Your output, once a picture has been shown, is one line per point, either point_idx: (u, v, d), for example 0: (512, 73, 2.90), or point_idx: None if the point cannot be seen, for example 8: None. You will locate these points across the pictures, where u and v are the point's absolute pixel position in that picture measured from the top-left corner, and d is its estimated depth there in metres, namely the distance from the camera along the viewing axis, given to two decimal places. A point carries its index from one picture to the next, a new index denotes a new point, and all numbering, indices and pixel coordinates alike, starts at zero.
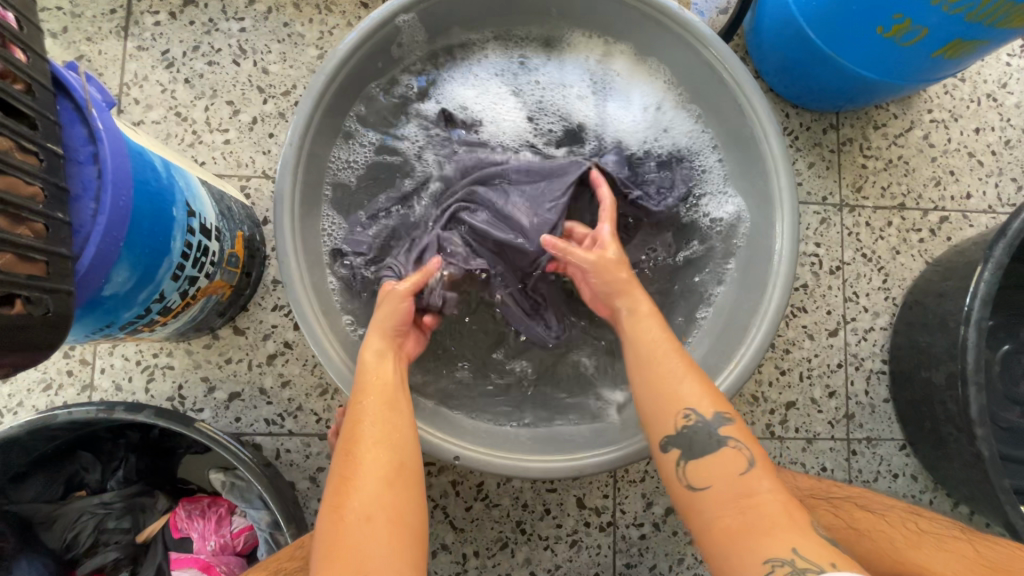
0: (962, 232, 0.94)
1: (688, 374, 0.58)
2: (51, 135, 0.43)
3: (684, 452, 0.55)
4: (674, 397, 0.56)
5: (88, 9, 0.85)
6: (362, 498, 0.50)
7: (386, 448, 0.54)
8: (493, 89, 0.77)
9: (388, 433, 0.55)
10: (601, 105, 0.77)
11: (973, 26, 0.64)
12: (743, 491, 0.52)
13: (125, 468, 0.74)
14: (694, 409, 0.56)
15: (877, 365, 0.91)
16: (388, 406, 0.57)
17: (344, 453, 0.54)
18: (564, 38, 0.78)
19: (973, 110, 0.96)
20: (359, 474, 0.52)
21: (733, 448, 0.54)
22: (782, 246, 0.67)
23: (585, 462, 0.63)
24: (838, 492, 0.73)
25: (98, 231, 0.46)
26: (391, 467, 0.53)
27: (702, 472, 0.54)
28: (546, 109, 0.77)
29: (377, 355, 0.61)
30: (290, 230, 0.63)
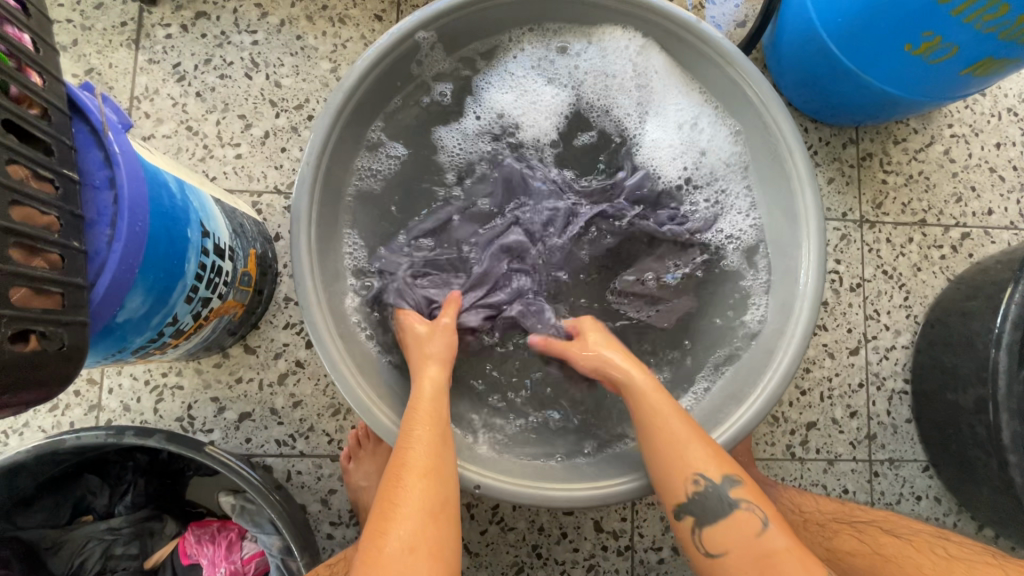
0: (983, 248, 0.93)
1: (695, 438, 0.59)
2: (67, 161, 0.42)
3: (697, 519, 0.56)
4: (685, 462, 0.57)
5: (98, 21, 0.84)
6: (407, 529, 0.51)
7: (434, 481, 0.54)
8: (531, 86, 0.75)
9: (437, 466, 0.55)
10: (639, 106, 0.75)
11: (1005, 44, 0.63)
12: (760, 553, 0.53)
13: (134, 493, 0.72)
14: (703, 474, 0.57)
15: (899, 384, 0.90)
16: (440, 439, 0.58)
17: (391, 479, 0.55)
18: (594, 35, 0.73)
19: (994, 125, 0.94)
20: (404, 503, 0.53)
21: (746, 511, 0.55)
22: (808, 266, 0.66)
23: (608, 490, 0.62)
24: (862, 516, 0.70)
25: (113, 259, 0.45)
26: (436, 501, 0.54)
27: (716, 537, 0.56)
28: (593, 108, 0.76)
29: (436, 388, 0.62)
30: (306, 249, 0.62)
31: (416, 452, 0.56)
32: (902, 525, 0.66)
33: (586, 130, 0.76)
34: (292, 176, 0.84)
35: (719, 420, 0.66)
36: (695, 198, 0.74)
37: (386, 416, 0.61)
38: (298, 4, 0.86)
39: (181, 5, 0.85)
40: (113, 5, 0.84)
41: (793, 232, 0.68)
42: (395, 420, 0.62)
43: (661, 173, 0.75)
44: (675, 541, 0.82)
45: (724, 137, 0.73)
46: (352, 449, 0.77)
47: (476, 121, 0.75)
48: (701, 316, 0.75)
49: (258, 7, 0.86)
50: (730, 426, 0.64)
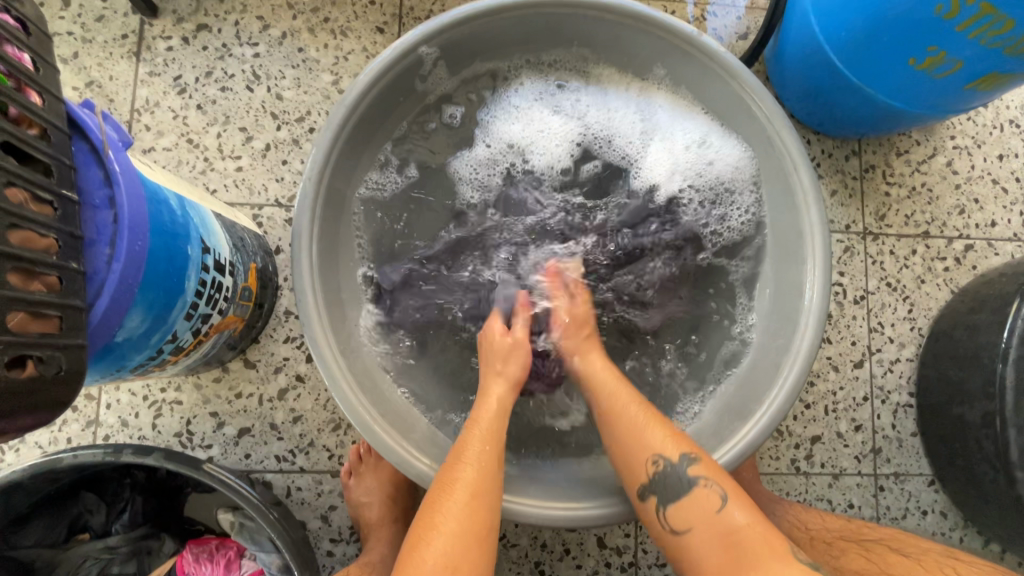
0: (987, 260, 0.92)
1: (653, 421, 0.60)
2: (67, 180, 0.41)
3: (662, 501, 0.56)
4: (643, 445, 0.58)
5: (99, 34, 0.83)
6: (450, 545, 0.50)
7: (484, 500, 0.54)
8: (536, 116, 0.76)
9: (488, 486, 0.55)
10: (642, 133, 0.76)
11: (1010, 60, 0.62)
12: (723, 527, 0.53)
13: (131, 511, 0.71)
14: (661, 455, 0.57)
15: (904, 398, 0.89)
16: (495, 460, 0.57)
17: (438, 493, 0.54)
18: (592, 70, 0.76)
19: (996, 137, 0.94)
20: (449, 517, 0.52)
21: (705, 487, 0.55)
22: (814, 282, 0.65)
23: (582, 513, 0.60)
24: (870, 534, 0.69)
25: (113, 279, 0.44)
26: (484, 522, 0.53)
27: (682, 516, 0.55)
28: (598, 138, 0.76)
29: (500, 406, 0.62)
30: (308, 266, 0.61)
31: (472, 469, 0.55)
32: (911, 544, 0.65)
33: (589, 155, 0.76)
34: (293, 189, 0.83)
35: (725, 436, 0.66)
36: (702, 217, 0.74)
37: (388, 435, 0.60)
38: (299, 17, 0.86)
39: (182, 17, 0.85)
40: (113, 17, 0.84)
41: (798, 248, 0.68)
42: (398, 438, 0.61)
43: (670, 195, 0.74)
44: None
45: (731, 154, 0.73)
46: (352, 465, 0.76)
47: (488, 151, 0.75)
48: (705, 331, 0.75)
49: (259, 19, 0.85)
50: (738, 441, 0.63)
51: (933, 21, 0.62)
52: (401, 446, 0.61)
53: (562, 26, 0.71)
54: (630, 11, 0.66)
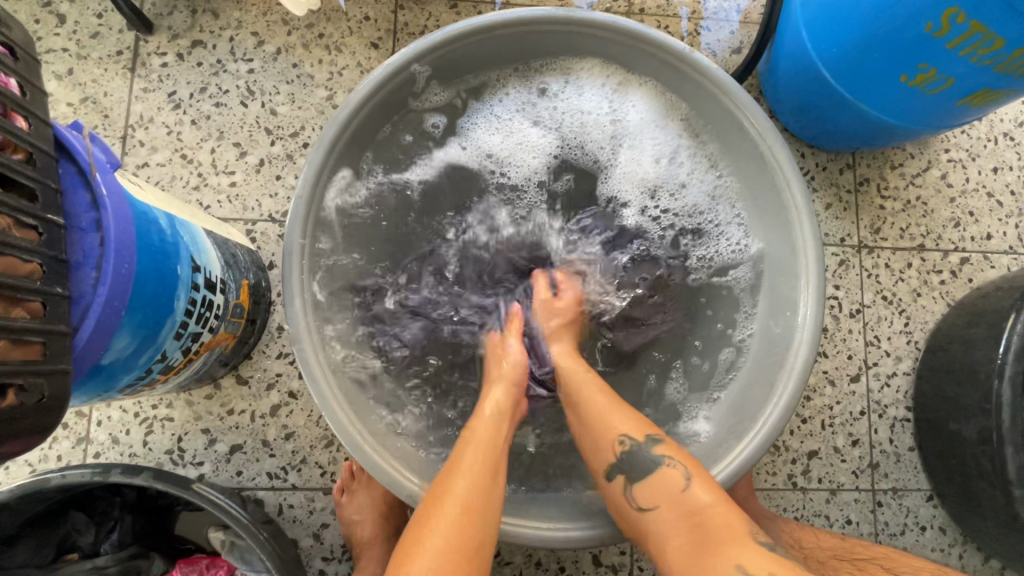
0: (983, 273, 0.92)
1: (610, 410, 0.61)
2: (53, 205, 0.41)
3: (627, 476, 0.57)
4: (607, 425, 0.60)
5: (94, 50, 0.84)
6: (448, 523, 0.51)
7: (480, 478, 0.54)
8: (516, 128, 0.76)
9: (483, 500, 0.53)
10: (612, 140, 0.76)
11: (1001, 77, 0.62)
12: (687, 505, 0.54)
13: (120, 531, 0.70)
14: (624, 437, 0.59)
15: (901, 412, 0.88)
16: (494, 442, 0.59)
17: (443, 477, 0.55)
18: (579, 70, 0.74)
19: (990, 150, 0.94)
20: (449, 498, 0.53)
21: (668, 468, 0.56)
22: (807, 299, 0.65)
23: (550, 535, 0.60)
24: (862, 554, 0.67)
25: (98, 302, 0.44)
26: (484, 499, 0.53)
27: (646, 492, 0.56)
28: (572, 145, 0.76)
29: (498, 412, 0.62)
30: (299, 287, 0.61)
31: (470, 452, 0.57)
32: (899, 561, 0.64)
33: (569, 163, 0.77)
34: (287, 204, 0.83)
35: (719, 454, 0.65)
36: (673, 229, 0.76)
37: (379, 454, 0.60)
38: (294, 32, 0.86)
39: (178, 34, 0.85)
40: (109, 34, 0.84)
41: (792, 263, 0.67)
42: (389, 457, 0.61)
43: (638, 209, 0.76)
44: None
45: (700, 169, 0.75)
46: (345, 482, 0.76)
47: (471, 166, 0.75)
48: (700, 347, 0.74)
49: (254, 35, 0.86)
50: (733, 459, 0.63)
51: (925, 38, 0.63)
52: (392, 466, 0.60)
53: (553, 41, 0.70)
54: (623, 28, 0.66)
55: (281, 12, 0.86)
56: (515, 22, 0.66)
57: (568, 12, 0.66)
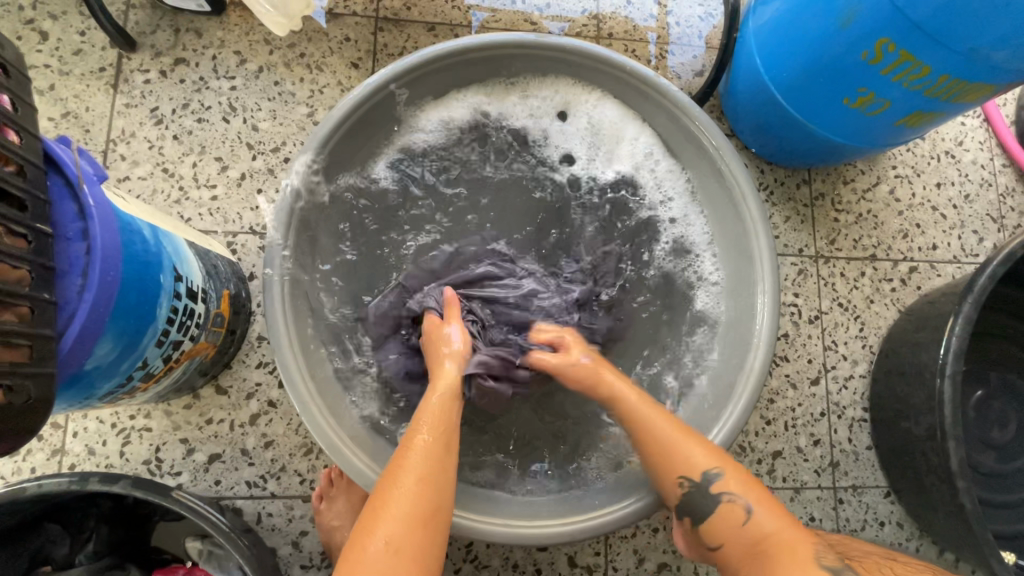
0: (930, 281, 0.98)
1: (675, 448, 0.60)
2: (41, 215, 0.43)
3: (692, 515, 0.59)
4: (663, 470, 0.60)
5: (76, 67, 0.85)
6: (393, 526, 0.50)
7: (430, 487, 0.53)
8: (491, 120, 0.78)
9: (437, 473, 0.54)
10: (589, 146, 0.79)
11: (931, 100, 0.68)
12: (750, 541, 0.56)
13: (96, 540, 0.70)
14: (688, 476, 0.59)
15: (858, 413, 0.93)
16: (444, 448, 0.56)
17: (386, 475, 0.54)
18: (552, 83, 0.77)
19: (933, 166, 1.01)
20: (391, 504, 0.51)
21: (730, 503, 0.58)
22: (764, 305, 0.69)
23: (522, 531, 0.62)
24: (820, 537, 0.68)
25: (84, 308, 0.45)
26: (430, 506, 0.52)
27: (714, 531, 0.58)
28: (549, 144, 0.79)
29: (448, 392, 0.61)
30: (279, 292, 0.63)
31: (417, 457, 0.55)
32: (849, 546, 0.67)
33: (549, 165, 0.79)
34: (267, 217, 0.85)
35: None
36: (648, 230, 0.79)
37: (356, 455, 0.62)
38: (276, 52, 0.89)
39: (161, 51, 0.87)
40: (91, 51, 0.86)
41: (749, 271, 0.72)
42: (367, 460, 0.62)
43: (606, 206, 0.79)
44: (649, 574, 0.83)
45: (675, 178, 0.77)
46: (323, 489, 0.77)
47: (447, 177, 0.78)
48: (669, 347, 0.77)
49: (236, 54, 0.88)
50: None
51: (862, 65, 0.68)
52: (367, 465, 0.62)
53: (523, 69, 0.75)
54: (593, 53, 0.71)
55: (264, 32, 0.89)
56: (490, 48, 0.71)
57: (539, 37, 0.71)
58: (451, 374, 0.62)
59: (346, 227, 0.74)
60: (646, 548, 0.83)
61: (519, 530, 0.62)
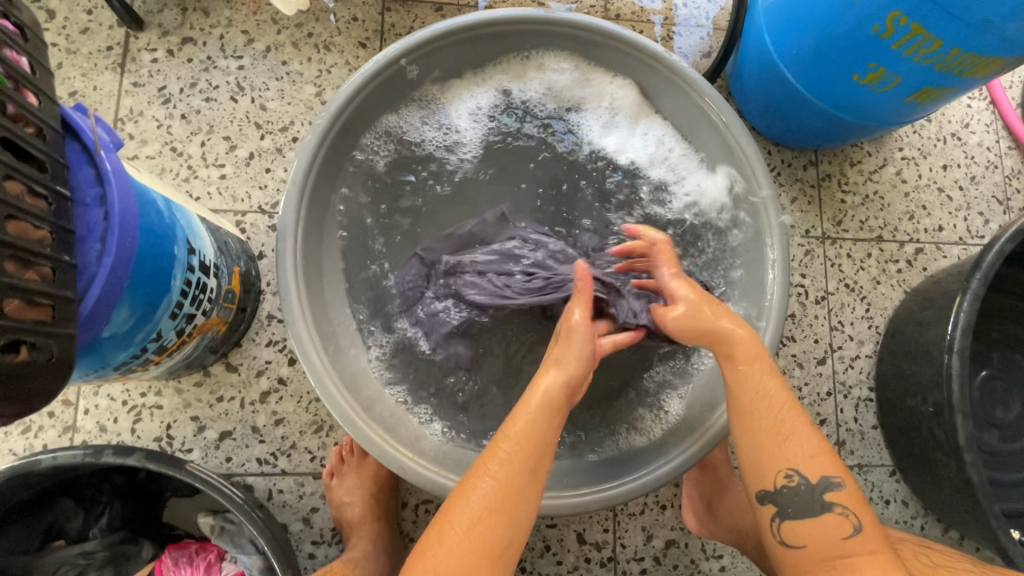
0: (936, 262, 0.99)
1: (792, 441, 0.56)
2: (60, 177, 0.43)
3: (780, 508, 0.56)
4: (769, 460, 0.56)
5: (84, 45, 0.85)
6: (455, 562, 0.48)
7: (501, 521, 0.50)
8: (500, 99, 0.78)
9: (513, 506, 0.50)
10: (599, 124, 0.79)
11: (941, 75, 0.68)
12: (838, 551, 0.54)
13: (109, 515, 0.71)
14: (796, 473, 0.55)
15: (864, 392, 0.94)
16: (528, 475, 0.52)
17: (451, 500, 0.51)
18: (563, 62, 0.77)
19: (940, 149, 1.01)
20: (458, 533, 0.49)
21: (836, 516, 0.55)
22: (774, 281, 0.69)
23: (535, 501, 0.62)
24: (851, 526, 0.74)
25: (103, 273, 0.46)
26: (499, 541, 0.49)
27: (798, 529, 0.56)
28: (558, 122, 0.79)
29: (545, 404, 0.55)
30: (292, 264, 0.63)
31: (491, 485, 0.51)
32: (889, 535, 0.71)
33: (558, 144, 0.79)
34: (276, 197, 0.85)
35: (694, 424, 0.69)
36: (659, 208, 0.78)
37: (370, 427, 0.62)
38: (283, 32, 0.89)
39: (168, 31, 0.87)
40: (99, 29, 0.86)
41: (759, 247, 0.72)
42: (380, 431, 0.63)
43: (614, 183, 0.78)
44: (656, 551, 0.83)
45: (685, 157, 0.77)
46: (334, 466, 0.77)
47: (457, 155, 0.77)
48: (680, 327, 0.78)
49: (244, 33, 0.88)
50: (706, 431, 0.66)
51: (873, 40, 0.68)
52: (379, 436, 0.62)
53: (534, 45, 0.75)
54: (602, 29, 0.71)
55: (271, 12, 0.89)
56: (501, 23, 0.71)
57: (548, 13, 0.71)
58: (544, 390, 0.55)
59: (354, 205, 0.74)
60: (654, 526, 0.84)
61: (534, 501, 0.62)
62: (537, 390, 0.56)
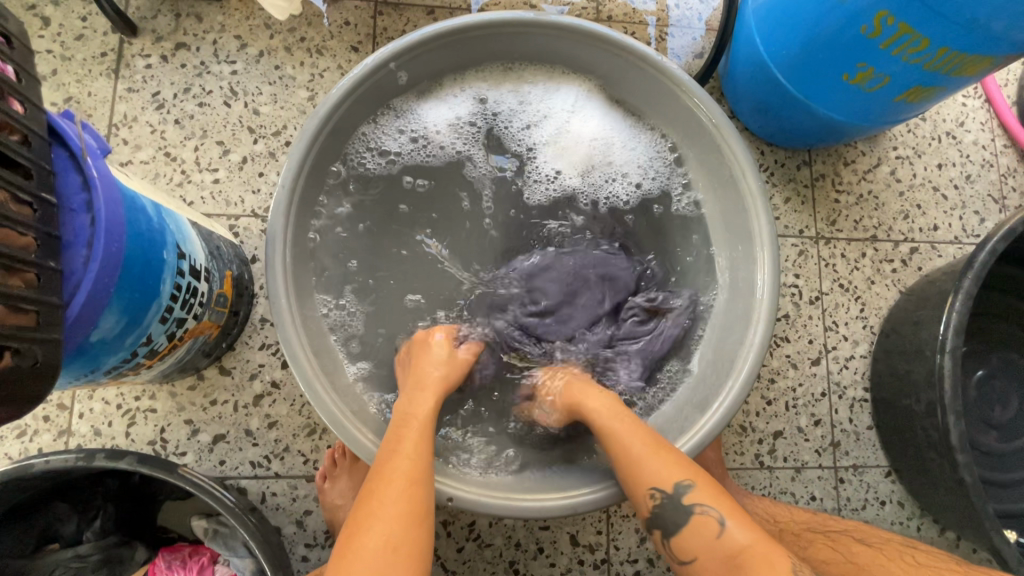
0: (931, 261, 0.98)
1: (646, 458, 0.59)
2: (46, 184, 0.44)
3: (664, 529, 0.57)
4: (633, 486, 0.59)
5: (79, 52, 0.86)
6: (386, 525, 0.51)
7: (420, 485, 0.54)
8: (488, 102, 0.79)
9: (423, 470, 0.56)
10: (586, 127, 0.80)
11: (930, 74, 0.68)
12: (725, 553, 0.53)
13: (103, 518, 0.71)
14: (658, 488, 0.57)
15: (859, 393, 0.93)
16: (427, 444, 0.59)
17: (375, 474, 0.55)
18: (554, 67, 0.78)
19: (934, 147, 1.01)
20: (385, 503, 0.52)
21: (701, 514, 0.55)
22: (763, 282, 0.69)
23: (520, 505, 0.62)
24: (835, 525, 0.75)
25: (89, 278, 0.46)
26: (421, 504, 0.53)
27: (684, 545, 0.56)
28: (547, 124, 0.80)
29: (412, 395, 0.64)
30: (282, 268, 0.64)
31: (401, 459, 0.56)
32: (870, 534, 0.71)
33: (548, 147, 0.80)
34: (269, 200, 0.85)
35: (685, 427, 0.68)
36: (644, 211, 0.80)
37: (358, 430, 0.62)
38: (276, 36, 0.90)
39: (162, 36, 0.88)
40: (93, 36, 0.86)
41: (750, 249, 0.72)
42: (370, 435, 0.63)
43: (601, 187, 0.80)
44: (650, 553, 0.83)
45: (670, 161, 0.79)
46: (327, 469, 0.77)
47: (447, 157, 0.79)
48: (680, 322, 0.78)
49: (237, 38, 0.89)
50: (695, 433, 0.66)
51: (861, 40, 0.68)
52: (369, 440, 0.63)
53: (523, 47, 0.76)
54: (591, 30, 0.71)
55: (263, 17, 0.90)
56: (490, 25, 0.71)
57: (539, 15, 0.71)
58: (430, 391, 0.64)
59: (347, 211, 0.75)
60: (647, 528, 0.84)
61: (519, 504, 0.62)
62: (425, 396, 0.63)
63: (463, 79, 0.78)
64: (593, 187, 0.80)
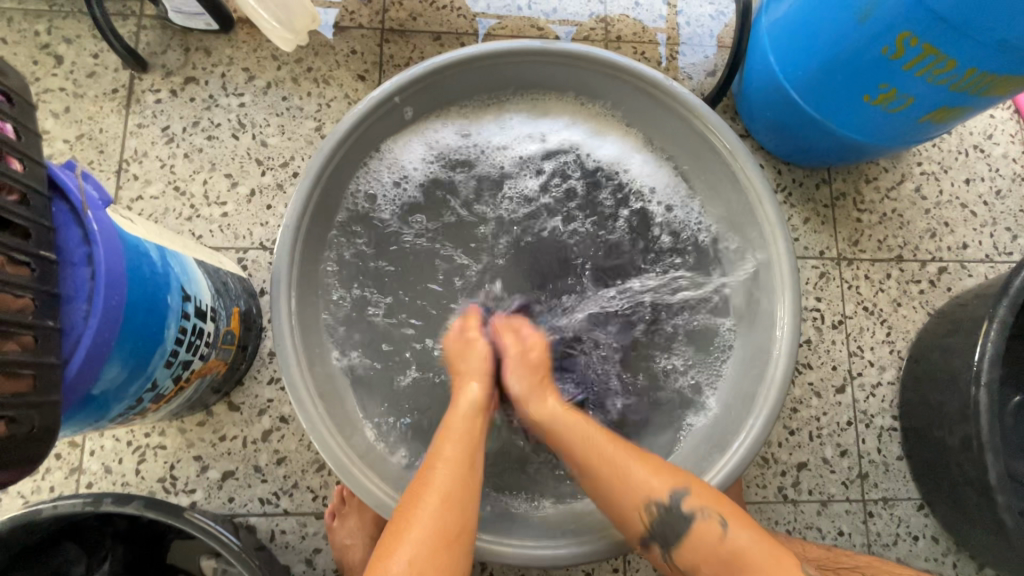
0: (961, 282, 0.94)
1: (625, 465, 0.58)
2: (45, 241, 0.43)
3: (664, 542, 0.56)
4: (625, 501, 0.57)
5: (90, 89, 0.87)
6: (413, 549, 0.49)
7: (453, 504, 0.53)
8: (486, 136, 0.79)
9: (461, 488, 0.54)
10: (587, 158, 0.80)
11: (958, 95, 0.65)
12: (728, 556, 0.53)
13: (111, 561, 0.70)
14: (653, 498, 0.56)
15: (888, 421, 0.89)
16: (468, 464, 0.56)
17: (410, 498, 0.53)
18: (556, 98, 0.77)
19: (962, 161, 0.97)
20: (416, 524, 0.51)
21: (702, 520, 0.55)
22: (784, 316, 0.66)
23: (538, 554, 0.61)
24: (847, 562, 0.71)
25: (89, 333, 0.45)
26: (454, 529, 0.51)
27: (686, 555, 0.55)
28: (545, 157, 0.80)
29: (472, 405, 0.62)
30: (286, 307, 0.63)
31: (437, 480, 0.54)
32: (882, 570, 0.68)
33: (547, 177, 0.79)
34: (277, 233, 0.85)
35: (704, 467, 0.66)
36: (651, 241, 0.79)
37: (365, 475, 0.61)
38: (283, 67, 0.90)
39: (171, 71, 0.88)
40: (104, 73, 0.87)
41: (770, 285, 0.68)
42: (376, 480, 0.61)
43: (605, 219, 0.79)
44: None
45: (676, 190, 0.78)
46: (335, 507, 0.76)
47: (448, 190, 0.79)
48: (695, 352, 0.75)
49: (245, 71, 0.89)
50: (714, 474, 0.63)
51: (882, 61, 0.66)
52: (378, 487, 0.61)
53: (529, 74, 0.74)
54: (602, 58, 0.69)
55: (270, 49, 0.90)
56: (495, 54, 0.69)
57: (547, 43, 0.69)
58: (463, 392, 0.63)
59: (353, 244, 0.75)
60: None
61: (537, 552, 0.60)
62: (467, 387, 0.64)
63: (466, 107, 0.77)
64: (595, 217, 0.79)
